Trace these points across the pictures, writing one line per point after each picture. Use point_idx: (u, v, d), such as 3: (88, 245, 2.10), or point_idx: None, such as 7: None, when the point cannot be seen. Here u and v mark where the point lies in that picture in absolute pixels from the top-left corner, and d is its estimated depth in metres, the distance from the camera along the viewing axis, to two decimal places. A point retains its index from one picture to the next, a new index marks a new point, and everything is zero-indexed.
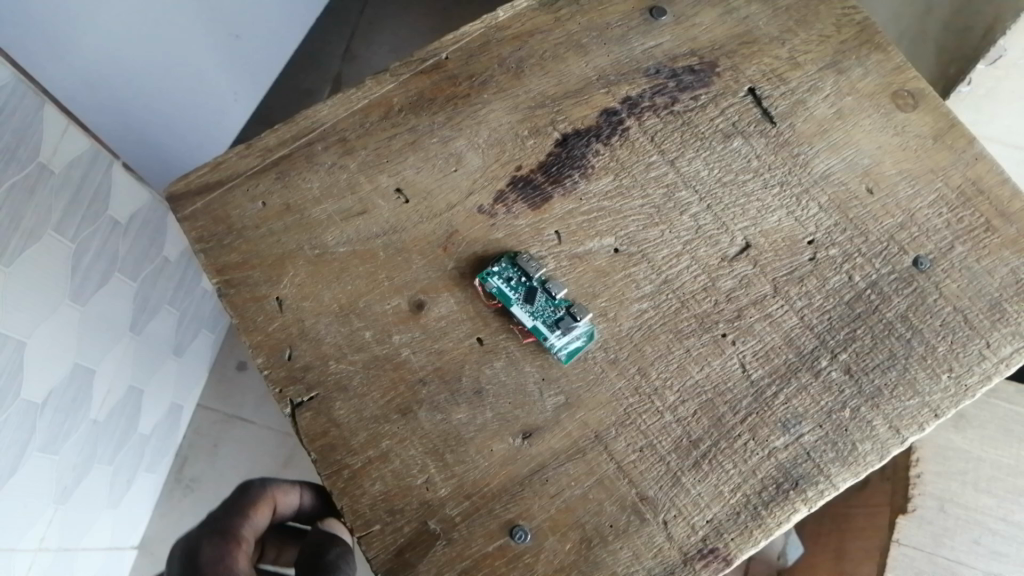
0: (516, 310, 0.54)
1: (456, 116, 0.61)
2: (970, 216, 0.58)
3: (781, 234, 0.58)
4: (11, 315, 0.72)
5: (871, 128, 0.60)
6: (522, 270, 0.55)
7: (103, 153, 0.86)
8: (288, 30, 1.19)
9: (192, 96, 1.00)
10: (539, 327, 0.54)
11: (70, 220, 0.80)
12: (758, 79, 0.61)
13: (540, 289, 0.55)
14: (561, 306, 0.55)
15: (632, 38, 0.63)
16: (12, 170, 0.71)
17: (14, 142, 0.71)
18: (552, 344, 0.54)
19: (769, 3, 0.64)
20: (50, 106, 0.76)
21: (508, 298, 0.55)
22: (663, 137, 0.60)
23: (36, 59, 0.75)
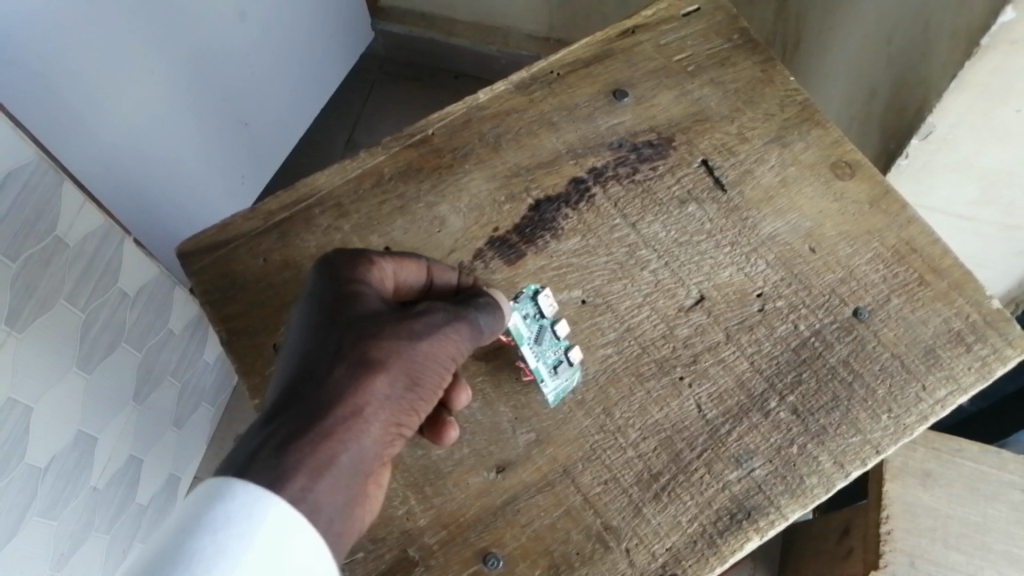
0: (525, 349, 0.60)
1: (440, 184, 0.68)
2: (905, 272, 0.64)
3: (732, 287, 0.64)
4: (21, 381, 0.78)
5: (812, 196, 0.67)
6: (540, 309, 0.61)
7: (116, 230, 0.92)
8: (291, 120, 1.32)
9: (201, 175, 1.10)
10: (540, 368, 0.60)
11: (80, 292, 0.86)
12: (710, 152, 0.68)
13: (550, 329, 0.61)
14: (562, 345, 0.61)
15: (597, 116, 0.70)
16: (30, 243, 0.78)
17: (34, 216, 0.78)
18: (546, 387, 0.60)
19: (720, 85, 0.71)
20: (68, 184, 0.83)
21: (522, 337, 0.60)
22: (625, 203, 0.67)
23: (66, 138, 0.85)
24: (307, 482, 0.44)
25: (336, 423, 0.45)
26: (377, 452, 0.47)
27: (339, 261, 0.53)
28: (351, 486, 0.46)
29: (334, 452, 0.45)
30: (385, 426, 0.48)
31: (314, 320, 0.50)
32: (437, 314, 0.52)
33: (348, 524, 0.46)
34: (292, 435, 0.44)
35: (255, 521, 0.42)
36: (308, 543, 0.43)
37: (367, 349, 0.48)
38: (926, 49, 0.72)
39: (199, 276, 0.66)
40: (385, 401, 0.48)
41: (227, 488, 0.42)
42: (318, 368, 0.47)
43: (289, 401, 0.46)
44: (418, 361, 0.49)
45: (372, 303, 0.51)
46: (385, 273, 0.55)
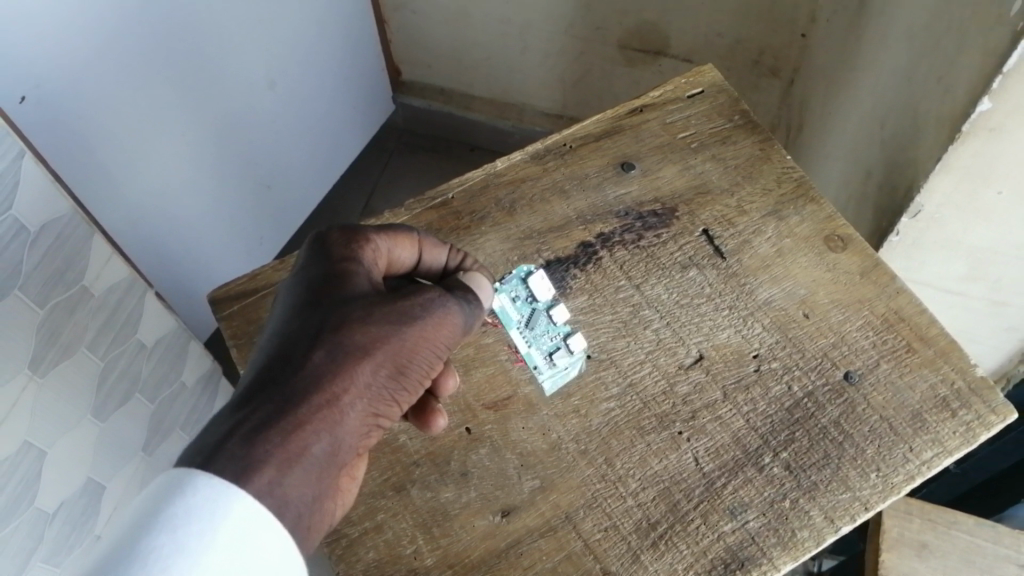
0: (513, 333, 0.69)
1: (458, 243, 0.72)
2: (893, 339, 0.67)
3: (730, 348, 0.67)
4: (39, 426, 0.82)
5: (807, 265, 0.71)
6: (530, 293, 0.70)
7: (139, 283, 0.96)
8: (297, 178, 1.41)
9: (202, 220, 1.19)
10: (532, 354, 0.68)
11: (101, 342, 0.91)
12: (711, 222, 0.73)
13: (544, 312, 0.69)
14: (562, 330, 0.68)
15: (606, 186, 0.75)
16: (58, 290, 0.83)
17: (64, 265, 0.83)
18: (540, 370, 0.67)
19: (721, 161, 0.77)
20: (98, 238, 0.88)
21: (509, 320, 0.69)
22: (630, 266, 0.71)
23: (78, 176, 0.95)
24: (277, 474, 0.46)
25: (311, 412, 0.48)
26: (351, 438, 0.50)
27: (333, 244, 0.56)
28: (320, 473, 0.48)
29: (307, 441, 0.47)
30: (361, 413, 0.50)
31: (301, 302, 0.53)
32: (420, 303, 0.54)
33: (317, 515, 0.49)
34: (266, 419, 0.47)
35: (217, 516, 0.43)
36: (271, 539, 0.45)
37: (349, 336, 0.51)
38: (915, 134, 0.78)
39: (228, 320, 0.70)
40: (358, 390, 0.50)
41: (189, 483, 0.43)
42: (300, 351, 0.50)
43: (265, 381, 0.48)
44: (396, 351, 0.52)
45: (359, 286, 0.54)
46: (379, 251, 0.58)
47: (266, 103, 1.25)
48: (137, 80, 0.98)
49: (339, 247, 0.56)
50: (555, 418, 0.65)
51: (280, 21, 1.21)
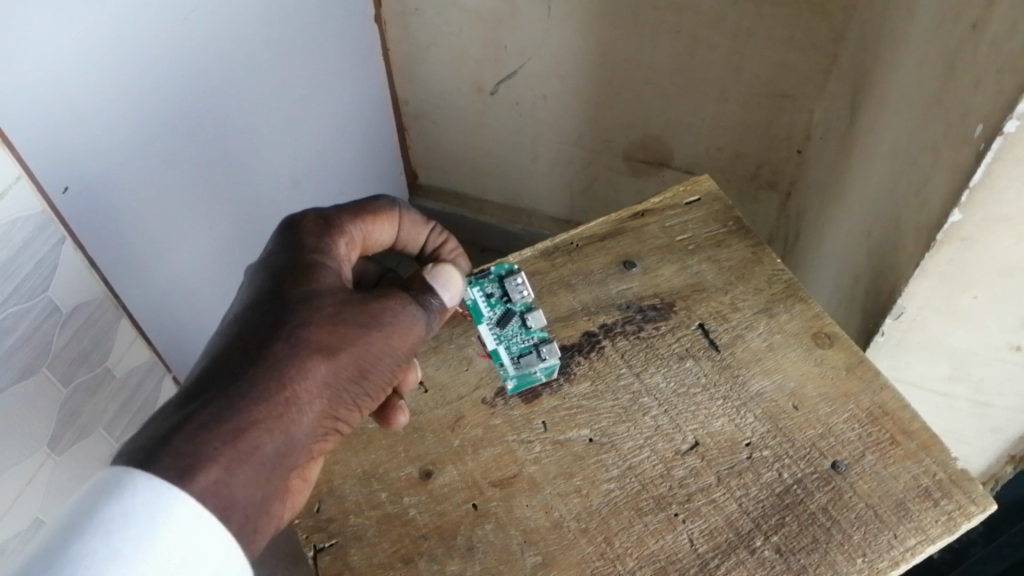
0: (484, 327, 0.76)
1: (471, 327, 0.81)
2: (878, 432, 0.71)
3: (723, 436, 0.71)
4: (48, 499, 0.96)
5: (796, 360, 0.76)
6: (507, 293, 0.75)
7: (157, 367, 1.13)
8: None
9: (212, 305, 1.27)
10: (500, 353, 0.76)
11: (114, 421, 1.07)
12: (707, 318, 0.79)
13: (516, 314, 0.76)
14: (534, 336, 0.76)
15: (609, 281, 0.82)
16: (83, 371, 0.98)
17: (91, 348, 0.99)
18: (506, 371, 0.75)
19: (716, 262, 0.83)
20: (125, 322, 1.04)
21: (480, 315, 0.76)
22: (631, 355, 0.77)
23: (117, 272, 1.02)
24: (224, 472, 0.54)
25: (267, 410, 0.57)
26: (302, 430, 0.59)
27: (306, 236, 0.67)
28: (270, 464, 0.57)
29: (259, 439, 0.56)
30: (314, 406, 0.60)
31: (264, 290, 0.62)
32: (378, 306, 0.64)
33: (266, 506, 0.58)
34: (224, 405, 0.56)
35: (156, 519, 0.51)
36: (212, 538, 0.54)
37: (310, 334, 0.60)
38: (897, 243, 0.84)
39: None
40: (314, 384, 0.60)
41: (132, 489, 0.52)
42: (263, 342, 0.59)
43: (229, 369, 0.58)
44: (352, 354, 0.62)
45: (327, 276, 0.65)
46: (351, 240, 0.70)
47: (286, 199, 1.36)
48: (171, 185, 1.08)
49: (315, 232, 0.68)
50: (557, 497, 0.69)
51: (298, 132, 1.35)
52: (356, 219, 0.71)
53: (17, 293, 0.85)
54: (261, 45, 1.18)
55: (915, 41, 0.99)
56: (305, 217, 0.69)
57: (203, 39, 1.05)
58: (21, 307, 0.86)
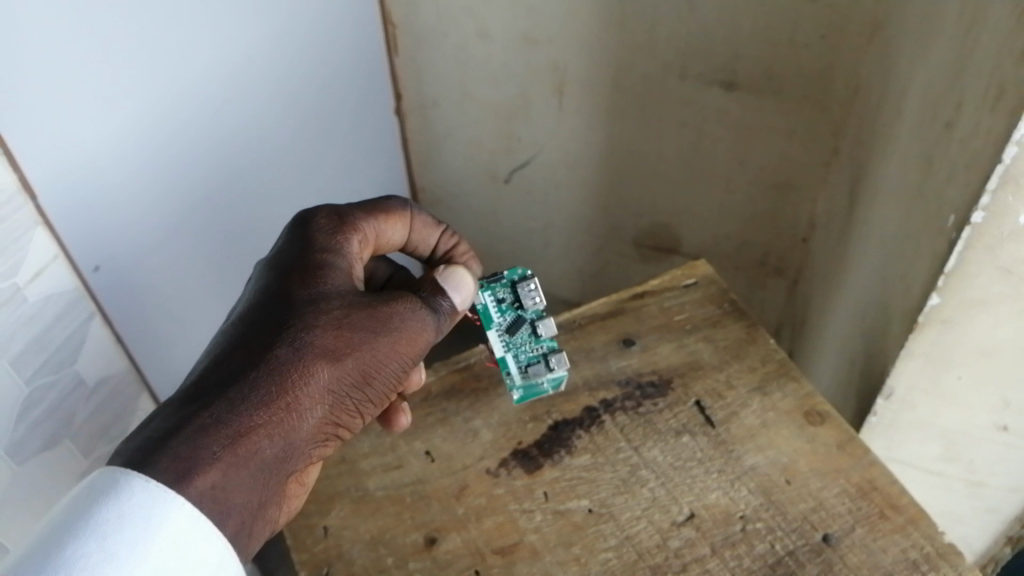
0: (493, 335, 0.81)
1: (477, 401, 0.85)
2: (868, 506, 0.74)
3: (718, 508, 0.74)
4: None
5: (788, 436, 0.79)
6: (519, 301, 0.79)
7: None
8: None
9: None
10: (508, 361, 0.82)
11: None
12: (703, 394, 0.82)
13: (527, 322, 0.80)
14: (544, 342, 0.82)
15: (609, 358, 0.87)
16: (101, 446, 1.07)
17: (110, 424, 1.07)
18: (513, 378, 0.82)
19: (712, 342, 0.87)
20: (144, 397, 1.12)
21: (490, 321, 0.80)
22: (629, 429, 0.80)
23: (144, 352, 1.10)
24: (222, 474, 0.61)
25: (269, 416, 0.64)
26: (302, 430, 0.67)
27: (320, 235, 0.75)
28: (268, 463, 0.65)
29: (259, 442, 0.64)
30: (314, 409, 0.67)
31: (275, 291, 0.70)
32: (381, 313, 0.71)
33: (262, 502, 0.65)
34: (230, 402, 0.63)
35: (150, 521, 0.57)
36: (202, 539, 0.59)
37: (314, 340, 0.67)
38: (886, 325, 0.88)
39: None
40: (313, 387, 0.67)
41: (129, 491, 0.57)
42: (270, 345, 0.66)
43: (234, 369, 0.65)
44: (352, 361, 0.69)
45: (337, 275, 0.72)
46: (364, 238, 0.78)
47: None
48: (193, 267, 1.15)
49: (328, 228, 0.75)
50: (557, 564, 0.71)
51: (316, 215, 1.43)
52: (369, 216, 0.78)
53: (47, 366, 0.94)
54: (288, 138, 1.28)
55: (900, 139, 1.06)
56: (319, 215, 0.76)
57: (233, 130, 1.14)
58: (47, 380, 0.94)
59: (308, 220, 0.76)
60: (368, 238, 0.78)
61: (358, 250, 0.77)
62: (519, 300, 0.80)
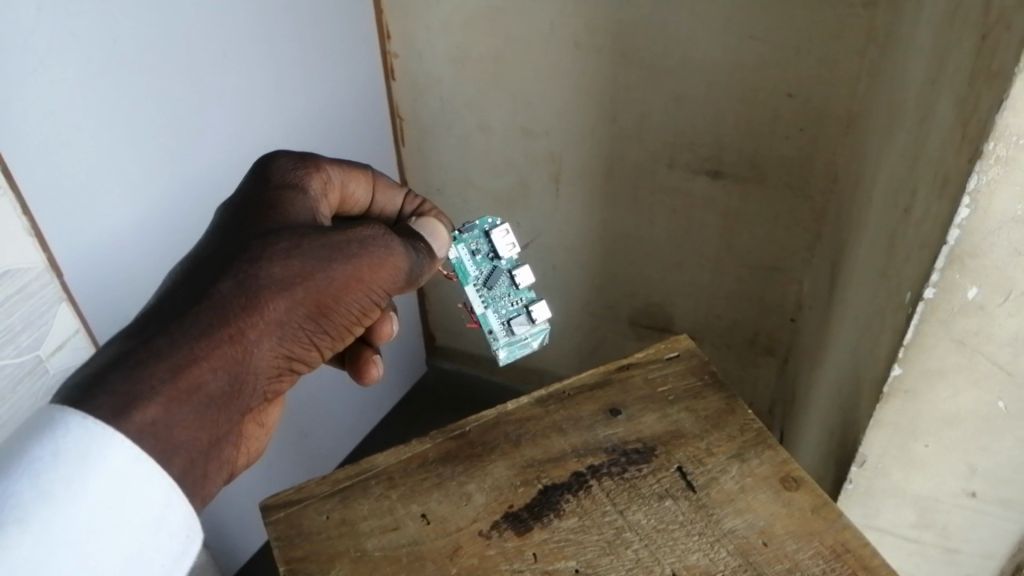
0: (473, 288, 1.02)
1: (471, 466, 0.89)
2: (842, 567, 0.77)
3: (699, 568, 0.77)
4: None
5: (765, 501, 0.83)
6: (493, 252, 1.01)
7: None
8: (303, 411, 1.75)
9: None
10: (489, 315, 1.03)
11: None
12: (685, 461, 0.87)
13: (504, 272, 1.02)
14: (522, 293, 1.04)
15: (597, 426, 0.92)
16: None
17: None
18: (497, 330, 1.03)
19: (693, 412, 0.93)
20: None
21: (469, 277, 1.02)
22: (615, 493, 0.85)
23: None
24: (169, 400, 0.67)
25: (215, 346, 0.70)
26: (250, 357, 0.73)
27: (277, 180, 0.85)
28: (212, 394, 0.70)
29: (204, 370, 0.69)
30: (262, 337, 0.74)
31: (229, 231, 0.79)
32: (327, 244, 0.78)
33: (211, 440, 0.71)
34: (180, 325, 0.70)
35: (90, 453, 0.62)
36: (145, 473, 0.64)
37: (258, 273, 0.74)
38: (857, 397, 0.94)
39: (275, 526, 0.85)
40: (257, 319, 0.73)
41: (70, 427, 0.62)
42: (217, 280, 0.73)
43: (183, 299, 0.72)
44: (297, 292, 0.75)
45: (291, 213, 0.81)
46: (329, 182, 0.90)
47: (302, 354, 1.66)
48: None
49: (288, 169, 0.86)
50: None
51: None
52: (327, 162, 0.90)
53: None
54: None
55: (870, 224, 1.14)
56: (280, 160, 0.87)
57: None
58: None
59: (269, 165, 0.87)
60: (330, 183, 0.90)
61: (318, 191, 0.88)
62: (493, 253, 1.02)
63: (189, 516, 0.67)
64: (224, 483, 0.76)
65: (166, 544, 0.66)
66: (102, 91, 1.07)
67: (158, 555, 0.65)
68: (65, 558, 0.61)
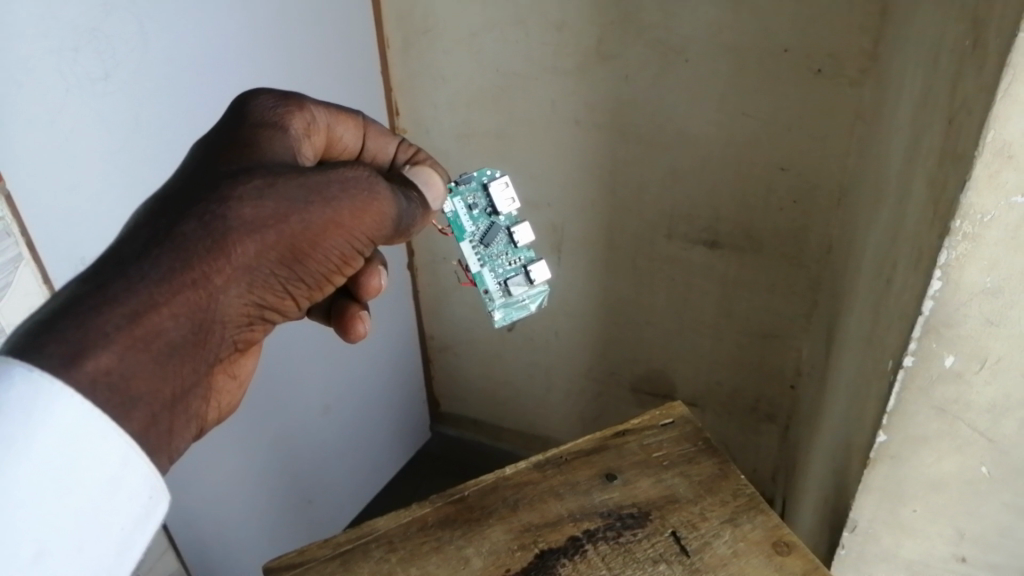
0: (467, 245, 1.05)
1: (469, 531, 0.91)
2: None
3: None
4: None
5: (758, 565, 0.85)
6: (492, 210, 1.04)
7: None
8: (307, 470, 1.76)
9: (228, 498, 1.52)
10: (485, 275, 1.07)
11: None
12: (679, 526, 0.89)
13: (502, 228, 1.05)
14: (519, 253, 1.07)
15: (593, 490, 0.95)
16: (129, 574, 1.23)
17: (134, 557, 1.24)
18: (492, 292, 1.07)
19: (687, 477, 0.95)
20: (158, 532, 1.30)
21: (464, 233, 1.05)
22: (610, 557, 0.86)
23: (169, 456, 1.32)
24: (125, 348, 0.62)
25: (178, 291, 0.65)
26: (216, 304, 0.68)
27: (256, 120, 0.82)
28: (173, 342, 0.66)
29: (164, 316, 0.64)
30: (231, 282, 0.69)
31: (201, 169, 0.74)
32: (303, 184, 0.74)
33: (174, 391, 0.66)
34: (138, 268, 0.64)
35: (39, 407, 0.58)
36: (100, 432, 0.60)
37: (227, 214, 0.69)
38: (848, 462, 0.96)
39: None
40: (224, 264, 0.68)
41: (20, 376, 0.58)
42: (182, 217, 0.68)
43: (144, 240, 0.67)
44: (269, 236, 0.71)
45: (267, 155, 0.78)
46: (316, 125, 0.89)
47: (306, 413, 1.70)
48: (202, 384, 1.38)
49: (269, 109, 0.84)
50: None
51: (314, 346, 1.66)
52: (310, 105, 0.88)
53: None
54: None
55: (859, 293, 1.18)
56: (261, 99, 0.85)
57: None
58: None
59: (248, 105, 0.84)
60: (312, 126, 0.88)
61: (299, 133, 0.85)
62: (490, 210, 1.04)
63: (150, 478, 0.64)
64: (192, 440, 0.72)
65: (126, 508, 0.63)
66: (120, 165, 1.13)
67: (117, 518, 0.62)
68: (11, 523, 0.58)
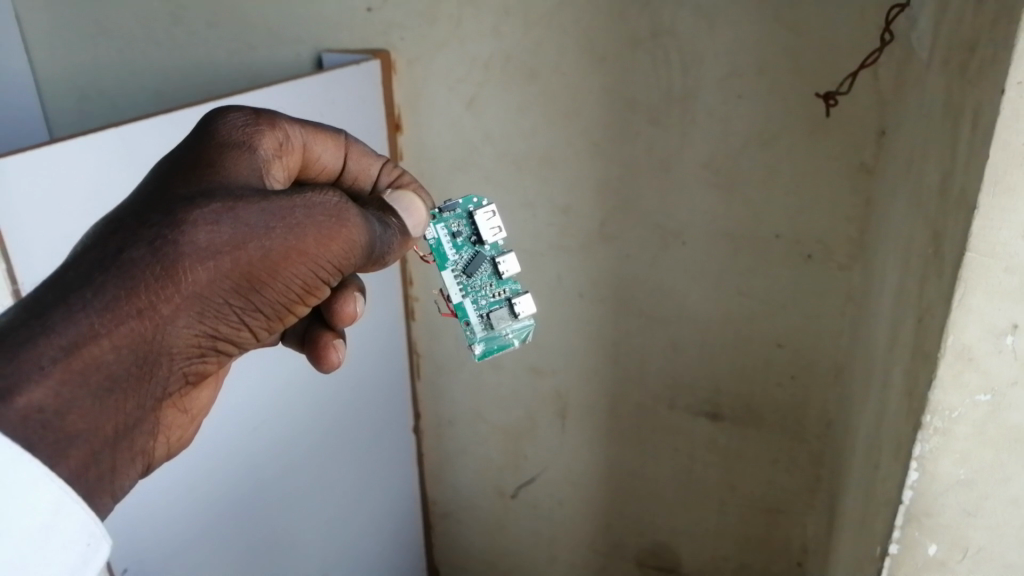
0: (447, 273, 1.13)
1: None
2: None
3: None
4: None
5: None
6: (476, 239, 1.12)
7: None
8: None
9: None
10: (467, 305, 1.14)
11: None
12: None
13: (486, 258, 1.13)
14: (504, 285, 1.14)
15: None
16: None
17: None
18: (474, 322, 1.15)
19: None
20: None
21: (446, 262, 1.13)
22: None
23: None
24: (58, 382, 0.63)
25: (121, 322, 0.67)
26: (161, 334, 0.70)
27: (225, 136, 0.83)
28: (113, 375, 0.67)
29: (102, 348, 0.66)
30: (179, 312, 0.70)
31: (159, 186, 0.75)
32: (263, 215, 0.74)
33: (114, 428, 0.69)
34: (78, 297, 0.65)
35: None
36: (31, 477, 0.59)
37: (177, 242, 0.69)
38: None
39: None
40: (171, 295, 0.69)
41: None
42: (131, 241, 0.69)
43: (89, 265, 0.67)
44: (222, 266, 0.72)
45: (234, 178, 0.79)
46: (288, 147, 0.90)
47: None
48: (198, 545, 1.35)
49: (238, 127, 0.84)
50: None
51: (322, 510, 1.69)
52: (282, 122, 0.89)
53: None
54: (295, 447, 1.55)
55: (854, 473, 1.20)
56: (230, 115, 0.86)
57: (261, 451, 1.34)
58: None
59: (218, 121, 0.85)
60: (285, 145, 0.89)
61: (269, 154, 0.86)
62: (474, 238, 1.12)
63: (88, 524, 0.63)
64: (137, 477, 0.75)
65: (61, 558, 0.61)
66: None
67: (49, 570, 0.60)
68: None
